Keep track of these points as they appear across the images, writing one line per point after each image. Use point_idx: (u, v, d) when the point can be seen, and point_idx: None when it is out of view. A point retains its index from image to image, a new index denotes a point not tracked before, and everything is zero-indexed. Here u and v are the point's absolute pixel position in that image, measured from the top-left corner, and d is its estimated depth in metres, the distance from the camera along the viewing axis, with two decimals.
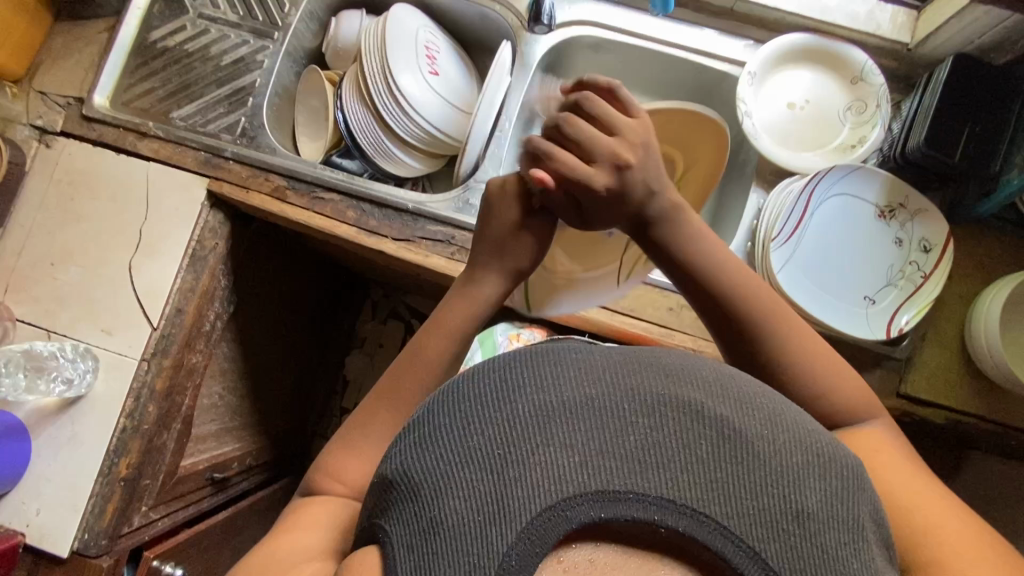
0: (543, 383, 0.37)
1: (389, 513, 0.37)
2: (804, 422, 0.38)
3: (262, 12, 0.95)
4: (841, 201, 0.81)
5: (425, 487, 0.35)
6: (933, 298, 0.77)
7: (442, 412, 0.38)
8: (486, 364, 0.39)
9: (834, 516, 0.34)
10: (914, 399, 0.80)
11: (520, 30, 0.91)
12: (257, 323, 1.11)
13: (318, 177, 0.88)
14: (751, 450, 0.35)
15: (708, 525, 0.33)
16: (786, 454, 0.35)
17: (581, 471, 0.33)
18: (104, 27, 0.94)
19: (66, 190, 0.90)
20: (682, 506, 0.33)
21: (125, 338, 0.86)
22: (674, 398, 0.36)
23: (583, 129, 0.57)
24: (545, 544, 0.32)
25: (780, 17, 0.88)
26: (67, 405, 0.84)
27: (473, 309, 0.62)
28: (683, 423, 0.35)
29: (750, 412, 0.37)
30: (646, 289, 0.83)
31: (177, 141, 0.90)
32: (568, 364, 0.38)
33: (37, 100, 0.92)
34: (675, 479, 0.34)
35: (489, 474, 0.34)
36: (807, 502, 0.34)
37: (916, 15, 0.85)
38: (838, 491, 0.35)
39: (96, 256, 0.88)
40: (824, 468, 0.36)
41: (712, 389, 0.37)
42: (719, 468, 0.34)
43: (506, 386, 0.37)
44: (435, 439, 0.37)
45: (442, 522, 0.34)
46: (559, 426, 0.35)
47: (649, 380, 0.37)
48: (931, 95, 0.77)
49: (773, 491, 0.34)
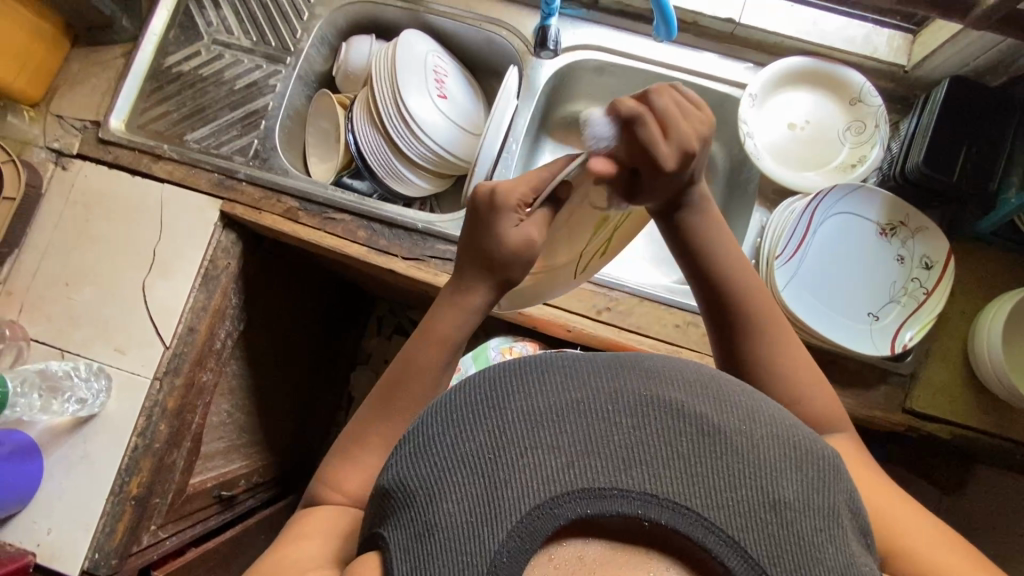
0: (530, 390, 0.38)
1: (387, 520, 0.38)
2: (781, 417, 0.39)
3: (275, 38, 0.98)
4: (843, 219, 0.83)
5: (421, 492, 0.37)
6: (935, 315, 0.78)
7: (436, 423, 0.40)
8: (478, 376, 0.41)
9: (811, 505, 0.35)
10: (919, 413, 0.81)
11: (526, 55, 0.94)
12: (266, 341, 1.12)
13: (329, 198, 0.90)
14: (730, 446, 0.36)
15: (690, 516, 0.34)
16: (764, 449, 0.37)
17: (567, 470, 0.35)
18: (120, 53, 0.97)
19: (82, 211, 0.91)
20: (665, 500, 0.34)
21: (138, 357, 0.87)
22: (654, 399, 0.38)
23: (665, 108, 0.55)
24: (534, 540, 0.33)
25: (780, 41, 0.90)
26: (80, 424, 0.85)
27: (462, 318, 0.61)
28: (663, 422, 0.37)
29: (728, 410, 0.38)
30: (653, 307, 0.85)
31: (191, 164, 0.92)
32: (554, 371, 0.40)
33: (54, 123, 0.94)
34: (658, 475, 0.35)
35: (481, 476, 0.35)
36: (785, 492, 0.35)
37: (911, 39, 0.87)
38: (815, 482, 0.36)
39: (110, 275, 0.89)
40: (799, 460, 0.37)
41: (692, 390, 0.39)
42: (699, 463, 0.35)
43: (497, 395, 0.39)
44: (430, 448, 0.39)
45: (437, 525, 0.35)
46: (546, 430, 0.36)
47: (630, 383, 0.39)
48: (928, 115, 0.79)
49: (753, 483, 0.35)
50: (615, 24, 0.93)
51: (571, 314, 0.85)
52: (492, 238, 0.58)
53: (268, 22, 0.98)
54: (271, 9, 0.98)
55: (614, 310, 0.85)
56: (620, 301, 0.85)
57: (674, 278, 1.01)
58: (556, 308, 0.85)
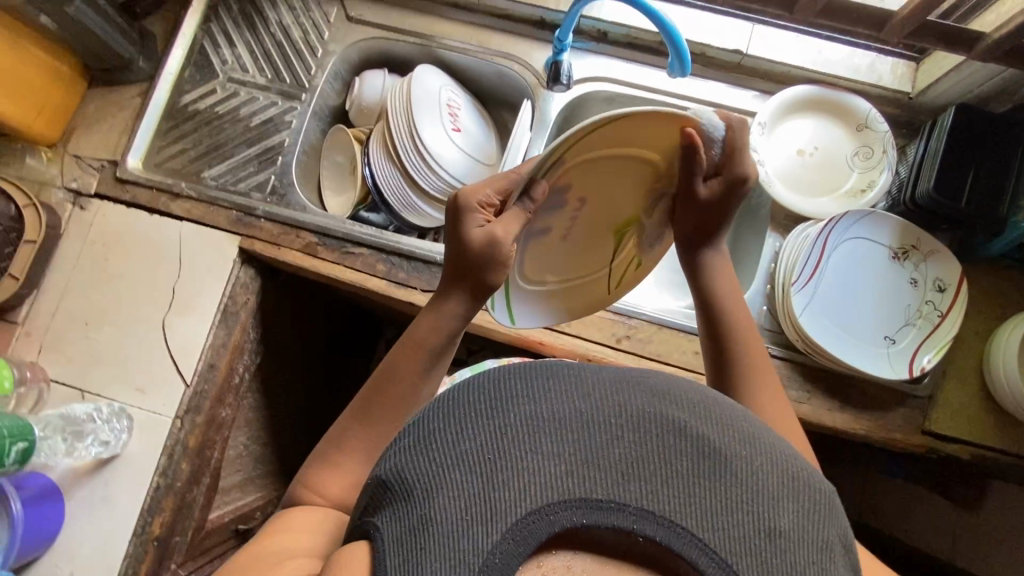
0: (536, 395, 0.39)
1: (378, 512, 0.38)
2: (780, 445, 0.40)
3: (290, 75, 0.99)
4: (856, 244, 0.84)
5: (416, 485, 0.37)
6: (951, 337, 0.79)
7: (437, 417, 0.39)
8: (483, 377, 0.41)
9: (803, 537, 0.36)
10: (938, 434, 0.82)
11: (539, 88, 0.95)
12: (282, 372, 1.12)
13: (348, 233, 0.90)
14: (727, 467, 0.37)
15: (683, 535, 0.35)
16: (761, 473, 0.37)
17: (567, 479, 0.35)
18: (137, 92, 0.98)
19: (100, 250, 0.92)
20: (659, 517, 0.35)
21: (159, 397, 0.87)
22: (658, 416, 0.39)
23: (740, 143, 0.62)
24: (527, 544, 0.34)
25: (787, 70, 0.92)
26: (102, 465, 0.84)
27: (439, 323, 0.61)
28: (664, 440, 0.37)
29: (729, 433, 0.39)
30: (672, 334, 0.86)
31: (208, 201, 0.92)
32: (561, 379, 0.40)
33: (72, 163, 0.95)
34: (653, 491, 0.36)
35: (480, 475, 0.36)
36: (779, 521, 0.36)
37: (914, 67, 0.89)
38: (809, 512, 0.37)
39: (130, 314, 0.89)
40: (796, 491, 0.37)
41: (695, 410, 0.40)
42: (696, 482, 0.36)
43: (501, 397, 0.39)
44: (429, 442, 0.38)
45: (432, 520, 0.35)
46: (547, 435, 0.37)
47: (635, 398, 0.39)
48: (936, 141, 0.81)
49: (747, 508, 0.36)
50: (625, 57, 0.95)
51: (591, 343, 0.86)
52: (458, 239, 0.58)
53: (283, 59, 1.00)
54: (285, 47, 1.00)
55: (634, 338, 0.86)
56: (640, 329, 0.86)
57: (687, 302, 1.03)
58: (576, 337, 0.86)
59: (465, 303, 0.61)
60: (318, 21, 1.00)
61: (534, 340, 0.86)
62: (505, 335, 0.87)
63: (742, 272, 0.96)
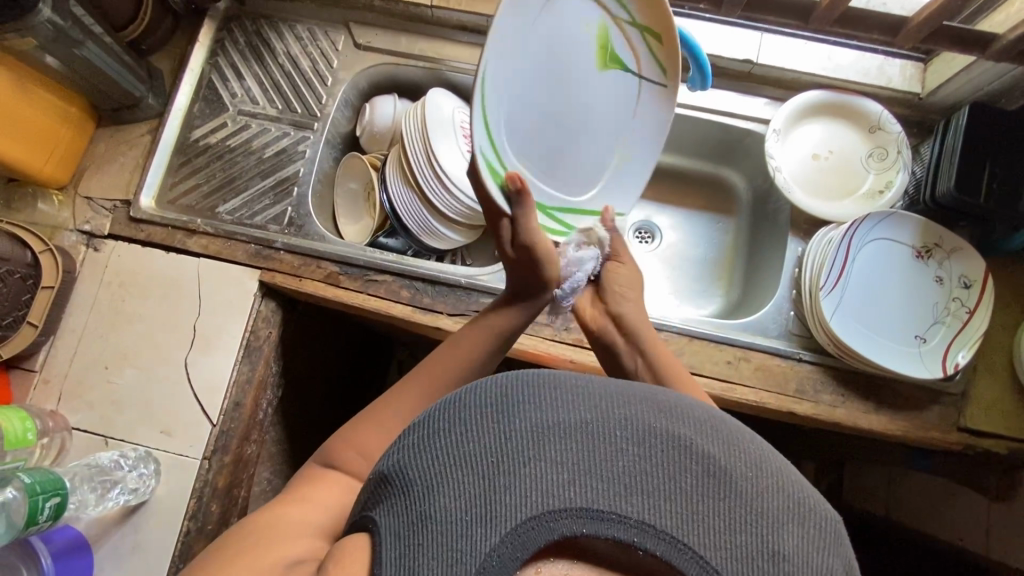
0: (542, 402, 0.38)
1: (380, 505, 0.39)
2: (789, 471, 0.39)
3: (301, 105, 0.99)
4: (878, 245, 0.84)
5: (418, 484, 0.38)
6: (981, 333, 0.80)
7: (443, 417, 0.40)
8: (490, 379, 0.41)
9: (810, 566, 0.35)
10: (973, 431, 0.81)
11: None
12: (305, 403, 1.10)
13: (370, 260, 0.90)
14: (735, 489, 0.36)
15: (685, 552, 0.34)
16: (769, 498, 0.36)
17: (567, 488, 0.35)
18: (147, 130, 0.97)
19: (117, 292, 0.90)
20: (661, 532, 0.34)
21: (185, 439, 0.85)
22: (667, 431, 0.38)
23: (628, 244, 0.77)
24: (524, 549, 0.34)
25: (797, 77, 0.93)
26: (129, 513, 0.82)
27: (506, 320, 0.68)
28: (672, 453, 0.37)
29: (739, 454, 0.38)
30: (703, 346, 0.85)
31: (225, 236, 0.91)
32: (567, 387, 0.39)
33: (83, 205, 0.93)
34: (658, 506, 0.35)
35: (482, 478, 0.36)
36: (786, 545, 0.35)
37: (922, 68, 0.91)
38: (817, 539, 0.36)
39: (151, 355, 0.88)
40: (804, 518, 0.36)
41: (705, 428, 0.39)
42: (702, 501, 0.36)
43: (506, 403, 0.39)
44: (434, 441, 0.39)
45: (431, 516, 0.36)
46: (551, 443, 0.36)
47: (644, 410, 0.39)
48: (953, 139, 0.82)
49: (751, 528, 0.35)
50: None
51: None
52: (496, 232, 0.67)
53: (293, 89, 0.99)
54: (294, 77, 1.00)
55: None
56: (670, 342, 0.85)
57: (708, 309, 1.03)
58: None
59: (531, 299, 0.69)
60: (326, 50, 1.00)
61: (564, 359, 0.85)
62: (534, 354, 0.86)
63: (763, 278, 0.96)
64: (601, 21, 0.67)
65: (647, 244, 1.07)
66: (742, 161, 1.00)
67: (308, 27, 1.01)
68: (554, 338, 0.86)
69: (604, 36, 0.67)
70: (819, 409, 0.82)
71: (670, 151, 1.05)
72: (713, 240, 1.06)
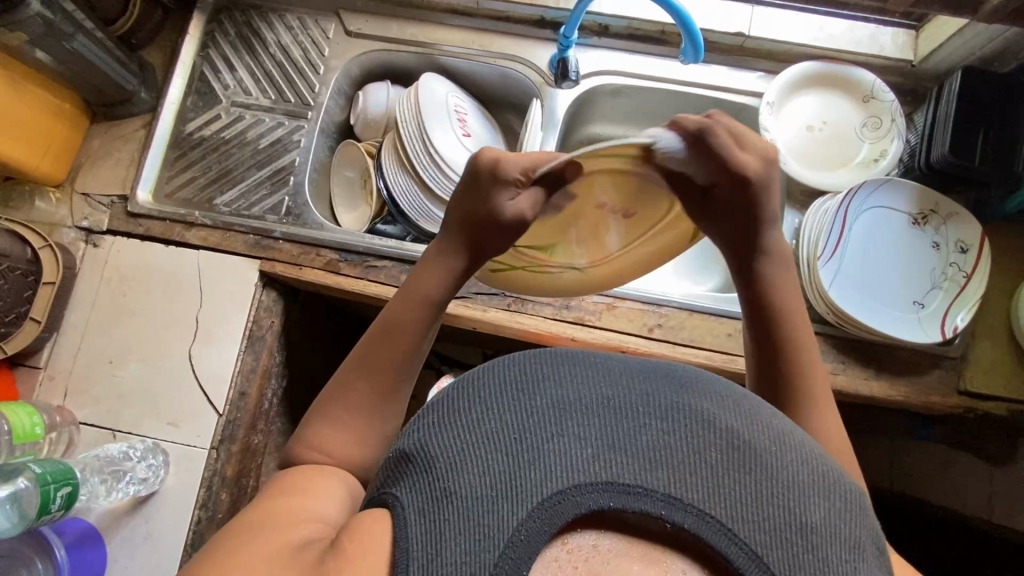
0: (565, 382, 0.42)
1: (400, 484, 0.40)
2: (810, 448, 0.41)
3: (294, 94, 0.99)
4: (874, 213, 0.85)
5: (440, 460, 0.39)
6: (979, 296, 0.80)
7: (467, 397, 0.43)
8: (512, 362, 0.45)
9: (837, 535, 0.36)
10: (974, 393, 0.82)
11: (544, 86, 0.96)
12: (310, 394, 1.10)
13: (369, 246, 0.90)
14: (760, 462, 0.38)
15: (714, 525, 0.35)
16: (794, 471, 0.38)
17: (593, 462, 0.37)
18: (140, 124, 0.97)
19: (118, 286, 0.90)
20: (689, 505, 0.36)
21: (193, 429, 0.85)
22: (687, 407, 0.41)
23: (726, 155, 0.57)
24: (551, 524, 0.35)
25: (790, 49, 0.93)
26: (140, 504, 0.83)
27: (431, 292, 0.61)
28: (694, 428, 0.39)
29: (759, 428, 0.41)
30: (702, 319, 0.86)
31: (224, 227, 0.91)
32: (588, 370, 0.43)
33: (80, 202, 0.94)
34: (683, 480, 0.37)
35: (506, 454, 0.38)
36: (813, 517, 0.37)
37: (914, 35, 0.91)
38: (842, 511, 0.38)
39: (155, 348, 0.88)
40: (827, 490, 0.38)
41: (724, 405, 0.42)
42: (728, 474, 0.37)
43: (529, 381, 0.42)
44: (457, 420, 0.41)
45: (454, 491, 0.37)
46: (573, 419, 0.39)
47: (662, 389, 0.42)
48: (946, 104, 0.82)
49: (779, 501, 0.37)
50: (629, 48, 0.95)
51: (624, 335, 0.86)
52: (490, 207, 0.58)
53: (286, 79, 0.99)
54: (286, 67, 1.00)
55: (665, 326, 0.86)
56: (670, 317, 0.86)
57: (709, 286, 1.02)
58: (607, 331, 0.86)
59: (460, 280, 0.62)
60: (317, 38, 1.00)
61: (565, 337, 0.86)
62: (535, 334, 0.86)
63: None
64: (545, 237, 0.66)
65: None
66: None
67: (298, 16, 1.01)
68: (556, 317, 0.87)
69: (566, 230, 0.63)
70: None
71: None
72: None
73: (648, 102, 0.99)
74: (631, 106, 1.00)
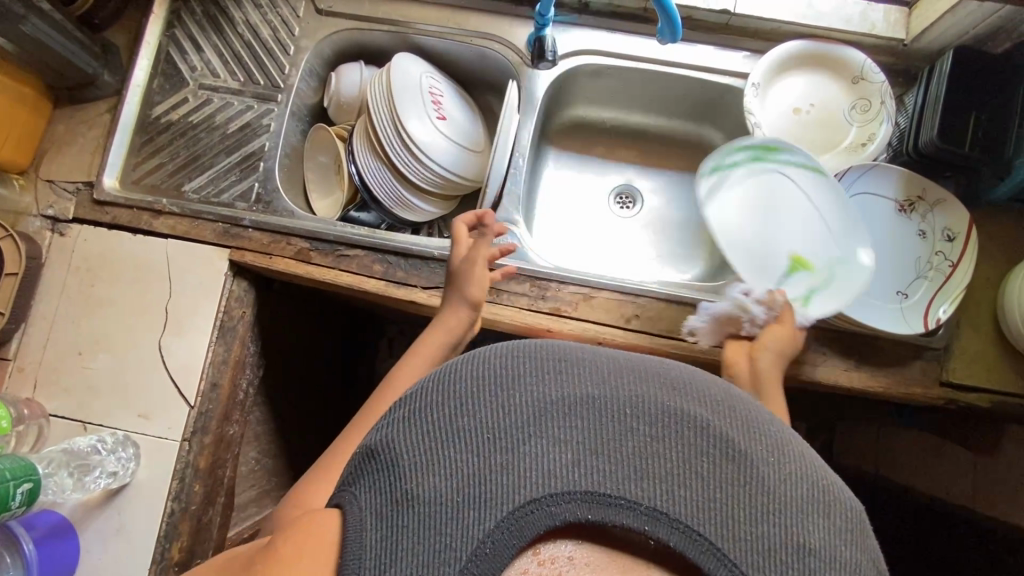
0: (546, 377, 0.39)
1: (363, 482, 0.39)
2: (816, 460, 0.38)
3: (264, 77, 0.95)
4: (858, 199, 0.83)
5: (406, 460, 0.37)
6: (965, 286, 0.78)
7: (439, 390, 0.39)
8: (489, 351, 0.41)
9: (838, 559, 0.33)
10: (956, 385, 0.80)
11: (522, 66, 0.93)
12: (289, 382, 1.08)
13: (340, 235, 0.88)
14: (755, 475, 0.35)
15: (700, 544, 0.33)
16: (794, 485, 0.35)
17: (571, 470, 0.35)
18: (105, 108, 0.94)
19: (85, 276, 0.88)
20: (673, 521, 0.34)
21: (164, 422, 0.84)
22: (680, 411, 0.38)
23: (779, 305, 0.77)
24: (520, 536, 0.34)
25: (778, 27, 0.89)
26: (112, 496, 0.82)
27: (444, 335, 0.78)
28: (685, 435, 0.37)
29: (760, 438, 0.37)
30: (682, 309, 0.84)
31: (192, 215, 0.89)
32: (575, 364, 0.40)
33: (45, 189, 0.91)
34: (667, 492, 0.35)
35: (477, 457, 0.36)
36: (811, 538, 0.34)
37: (907, 12, 0.87)
38: (845, 532, 0.35)
39: (125, 340, 0.86)
40: (830, 507, 0.35)
41: (722, 410, 0.38)
42: (718, 489, 0.35)
43: (508, 376, 0.39)
44: (427, 416, 0.38)
45: (419, 495, 0.35)
46: (553, 422, 0.37)
47: (655, 388, 0.39)
48: (938, 78, 0.80)
49: (775, 519, 0.34)
50: (609, 27, 0.92)
51: (600, 326, 0.84)
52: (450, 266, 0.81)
53: (255, 60, 0.96)
54: (255, 47, 0.96)
55: (643, 316, 0.84)
56: (648, 307, 0.84)
57: (692, 275, 1.00)
58: (584, 322, 0.84)
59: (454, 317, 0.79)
60: (287, 17, 0.96)
61: (541, 329, 0.84)
62: (510, 325, 0.84)
63: None
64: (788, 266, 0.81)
65: (627, 209, 1.04)
66: (722, 120, 0.98)
67: None
68: (531, 307, 0.85)
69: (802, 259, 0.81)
70: (801, 368, 0.81)
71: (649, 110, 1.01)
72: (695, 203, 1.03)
73: (628, 82, 0.96)
74: (610, 86, 0.97)
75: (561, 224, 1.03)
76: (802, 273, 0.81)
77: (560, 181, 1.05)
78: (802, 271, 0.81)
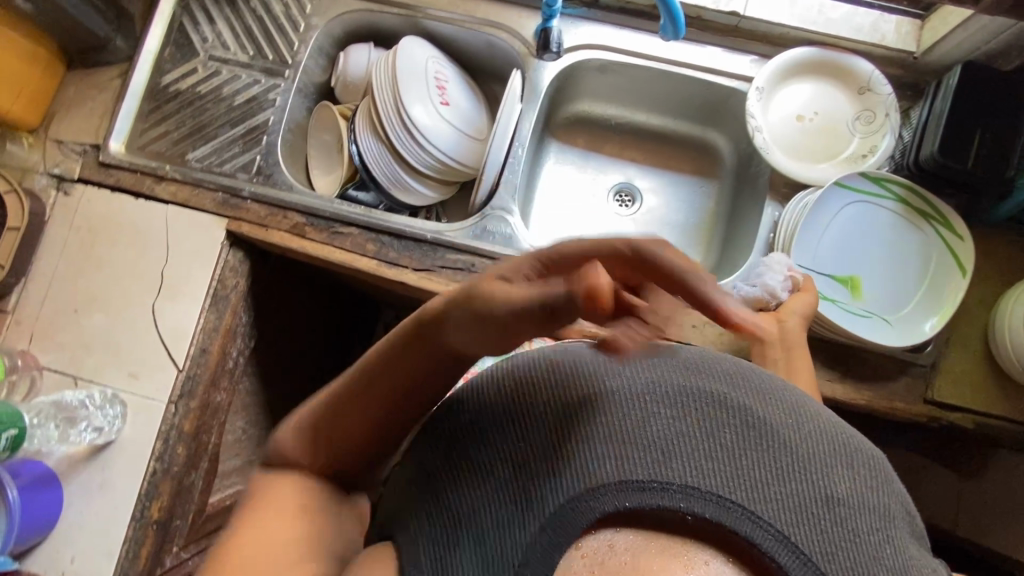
0: (560, 381, 0.38)
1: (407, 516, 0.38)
2: (823, 414, 0.38)
3: (273, 52, 0.96)
4: (859, 207, 0.82)
5: (442, 489, 0.37)
6: (957, 305, 0.77)
7: (460, 414, 0.40)
8: (498, 369, 0.41)
9: (868, 505, 0.33)
10: (940, 403, 0.80)
11: (528, 57, 0.93)
12: (281, 355, 1.09)
13: (336, 212, 0.89)
14: (776, 438, 0.35)
15: (737, 511, 0.32)
16: (812, 444, 0.35)
17: (600, 461, 0.34)
18: (116, 73, 0.95)
19: (86, 236, 0.90)
20: (709, 493, 0.33)
21: (152, 383, 0.86)
22: (692, 388, 0.36)
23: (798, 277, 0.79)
24: (566, 535, 0.33)
25: (786, 33, 0.89)
26: (97, 452, 0.84)
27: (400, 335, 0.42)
28: (704, 414, 0.35)
29: (773, 403, 0.37)
30: None
31: (193, 183, 0.90)
32: (585, 363, 0.39)
33: (54, 149, 0.93)
34: (701, 467, 0.33)
35: (508, 470, 0.35)
36: (839, 489, 0.33)
37: (919, 25, 0.86)
38: (866, 476, 0.35)
39: (119, 300, 0.88)
40: (851, 459, 0.35)
41: (732, 381, 0.37)
42: (746, 456, 0.34)
43: (521, 388, 0.38)
44: (454, 443, 0.39)
45: (460, 520, 0.35)
46: (573, 421, 0.35)
47: (666, 372, 0.37)
48: (942, 101, 0.78)
49: (804, 478, 0.33)
50: (616, 22, 0.92)
51: None
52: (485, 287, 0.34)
53: (265, 34, 0.97)
54: (266, 22, 0.97)
55: None
56: None
57: None
58: None
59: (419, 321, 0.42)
60: None
61: None
62: None
63: (737, 244, 0.94)
64: (839, 286, 0.82)
65: (626, 207, 1.04)
66: (726, 124, 0.98)
67: None
68: None
69: (856, 279, 0.82)
70: None
71: (655, 109, 1.01)
72: (694, 205, 1.03)
73: (634, 79, 0.96)
74: (617, 82, 0.97)
75: (557, 217, 1.03)
76: (846, 290, 0.82)
77: (560, 174, 1.05)
78: (846, 290, 0.82)
